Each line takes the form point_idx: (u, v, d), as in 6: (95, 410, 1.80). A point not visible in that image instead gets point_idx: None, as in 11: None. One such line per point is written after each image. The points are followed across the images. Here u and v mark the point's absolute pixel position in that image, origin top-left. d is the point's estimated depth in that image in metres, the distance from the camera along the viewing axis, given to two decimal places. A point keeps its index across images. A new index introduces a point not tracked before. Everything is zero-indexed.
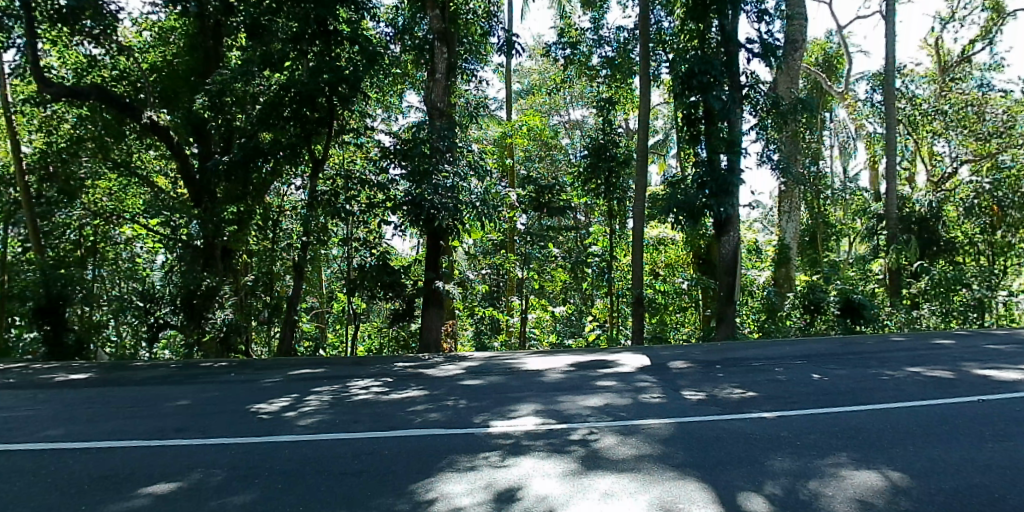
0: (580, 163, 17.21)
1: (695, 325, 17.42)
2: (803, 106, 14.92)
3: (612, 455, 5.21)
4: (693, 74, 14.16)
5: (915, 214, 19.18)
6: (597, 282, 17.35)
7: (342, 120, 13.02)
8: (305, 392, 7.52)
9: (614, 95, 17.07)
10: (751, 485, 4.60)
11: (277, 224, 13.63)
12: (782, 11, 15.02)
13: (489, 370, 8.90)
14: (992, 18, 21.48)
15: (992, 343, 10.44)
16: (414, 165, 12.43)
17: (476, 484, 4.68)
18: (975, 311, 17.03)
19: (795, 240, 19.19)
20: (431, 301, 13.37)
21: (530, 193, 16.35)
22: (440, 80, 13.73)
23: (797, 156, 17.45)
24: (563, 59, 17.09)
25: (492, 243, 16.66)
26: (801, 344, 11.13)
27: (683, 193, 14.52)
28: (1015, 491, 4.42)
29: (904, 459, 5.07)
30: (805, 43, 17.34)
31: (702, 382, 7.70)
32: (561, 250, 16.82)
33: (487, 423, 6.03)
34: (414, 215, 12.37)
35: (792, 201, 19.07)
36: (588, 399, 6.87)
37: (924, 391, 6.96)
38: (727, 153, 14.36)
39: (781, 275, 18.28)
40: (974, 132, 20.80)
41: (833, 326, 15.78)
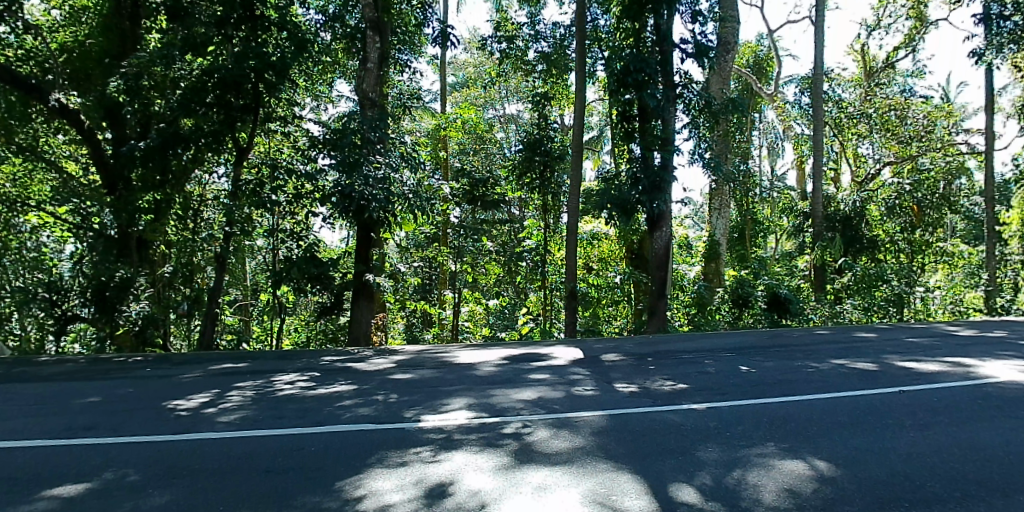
0: (512, 157, 17.48)
1: (626, 318, 17.74)
2: (734, 107, 15.25)
3: (546, 448, 5.22)
4: (628, 71, 14.28)
5: (839, 213, 19.78)
6: (530, 275, 17.50)
7: (268, 108, 12.66)
8: (227, 387, 7.28)
9: (550, 91, 17.16)
10: (680, 476, 4.68)
11: (198, 214, 13.12)
12: (715, 12, 15.33)
13: (420, 363, 8.82)
14: (915, 26, 22.53)
15: (910, 336, 10.92)
16: (343, 156, 12.09)
17: (407, 480, 4.63)
18: (894, 305, 17.80)
19: (724, 236, 19.65)
20: (361, 293, 13.10)
21: (464, 186, 16.61)
22: (371, 69, 13.31)
23: (728, 154, 17.88)
24: (498, 53, 17.03)
25: (424, 236, 16.23)
26: (726, 338, 11.38)
27: (616, 190, 14.72)
28: (936, 479, 4.63)
29: (829, 448, 5.25)
30: (736, 45, 17.86)
31: (634, 374, 7.79)
32: (496, 243, 17.14)
33: (418, 417, 5.95)
34: (345, 207, 11.92)
35: (722, 199, 19.45)
36: (520, 392, 6.86)
37: (848, 382, 7.21)
38: (660, 151, 14.61)
39: (710, 269, 18.73)
40: (897, 136, 23.09)
41: (759, 320, 16.37)
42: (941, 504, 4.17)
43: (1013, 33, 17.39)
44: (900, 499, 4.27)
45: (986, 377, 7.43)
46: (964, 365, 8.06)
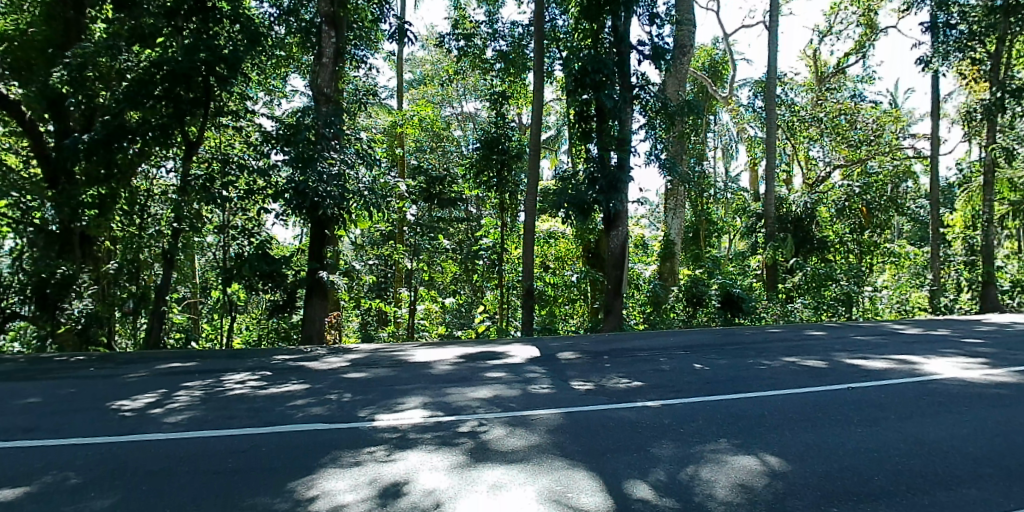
0: (471, 155, 17.51)
1: (582, 316, 17.73)
2: (690, 109, 15.49)
3: (501, 446, 5.23)
4: (586, 72, 14.46)
5: (791, 214, 20.49)
6: (487, 273, 17.60)
7: (220, 102, 12.39)
8: (175, 387, 7.12)
9: (507, 89, 17.22)
10: (635, 473, 4.73)
11: (145, 209, 12.99)
12: (672, 15, 15.54)
13: (376, 362, 8.76)
14: (866, 33, 23.29)
15: (857, 335, 11.24)
16: (298, 151, 11.98)
17: (360, 480, 4.58)
18: (843, 304, 18.13)
19: (679, 236, 20.02)
20: (314, 290, 12.86)
21: (420, 184, 16.13)
22: (326, 64, 13.18)
23: (683, 156, 18.19)
24: (456, 51, 17.03)
25: (379, 234, 15.97)
26: (680, 336, 11.55)
27: (574, 190, 14.81)
28: (882, 473, 4.76)
29: (779, 444, 5.37)
30: (692, 48, 18.23)
31: (589, 372, 7.85)
32: (452, 241, 16.72)
33: (373, 416, 5.90)
34: (298, 204, 11.79)
35: (677, 199, 19.90)
36: (476, 390, 6.85)
37: (799, 380, 7.39)
38: (617, 152, 14.71)
39: (665, 269, 19.27)
40: (847, 139, 24.20)
41: (713, 318, 16.71)
42: (887, 498, 4.30)
43: (959, 42, 18.12)
44: (847, 493, 4.38)
45: (929, 374, 7.69)
46: (908, 363, 8.33)
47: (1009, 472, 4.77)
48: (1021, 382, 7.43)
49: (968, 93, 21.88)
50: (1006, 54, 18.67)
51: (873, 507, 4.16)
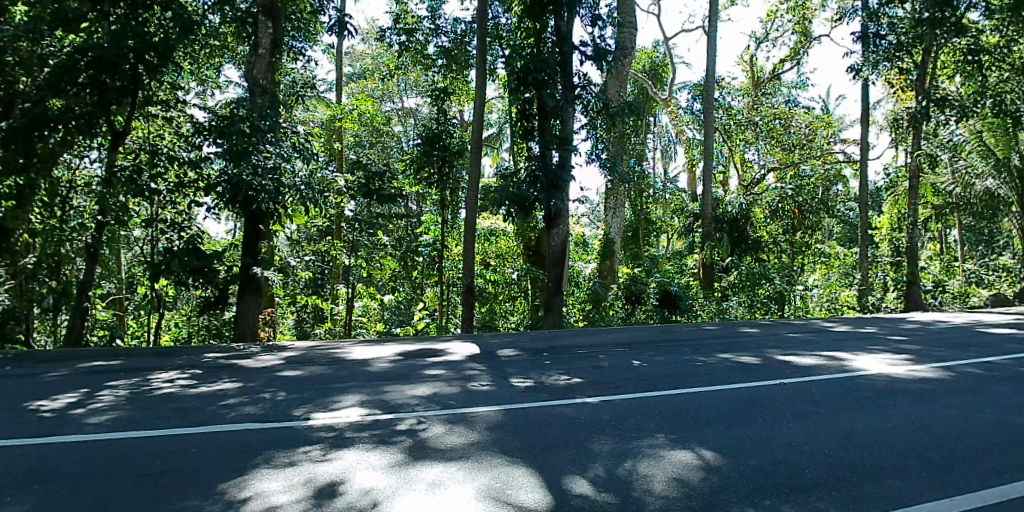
0: (411, 151, 17.26)
1: (522, 313, 17.79)
2: (630, 110, 15.68)
3: (440, 444, 5.21)
4: (529, 70, 14.54)
5: (727, 214, 20.99)
6: (428, 270, 17.79)
7: (148, 91, 11.93)
8: (98, 387, 6.84)
9: (448, 86, 17.09)
10: (574, 469, 4.78)
11: (67, 201, 12.29)
12: (614, 18, 15.80)
13: (312, 360, 8.62)
14: (800, 41, 24.30)
15: (789, 332, 11.67)
16: (231, 144, 11.61)
17: (295, 480, 4.50)
18: (776, 303, 19.05)
19: (618, 235, 20.38)
20: (247, 287, 12.69)
21: (360, 179, 15.50)
22: (263, 55, 12.88)
23: (623, 156, 18.68)
24: (397, 45, 16.80)
25: (317, 230, 15.28)
26: (619, 333, 11.73)
27: (515, 188, 14.81)
28: (812, 465, 4.94)
29: (714, 439, 5.51)
30: (633, 50, 18.58)
31: (529, 369, 7.90)
32: (391, 238, 16.71)
33: (308, 415, 5.81)
34: (232, 197, 11.52)
35: (617, 198, 20.34)
36: (414, 388, 6.81)
37: (733, 375, 7.62)
38: (558, 150, 14.92)
39: (605, 267, 19.49)
40: (781, 143, 26.12)
41: (651, 315, 17.10)
42: (817, 490, 4.46)
43: (887, 52, 19.01)
44: (780, 485, 4.54)
45: (856, 370, 8.04)
46: (837, 359, 8.68)
47: (930, 463, 5.01)
48: (940, 377, 7.84)
49: (895, 101, 23.06)
50: (930, 65, 19.71)
51: (804, 499, 4.31)
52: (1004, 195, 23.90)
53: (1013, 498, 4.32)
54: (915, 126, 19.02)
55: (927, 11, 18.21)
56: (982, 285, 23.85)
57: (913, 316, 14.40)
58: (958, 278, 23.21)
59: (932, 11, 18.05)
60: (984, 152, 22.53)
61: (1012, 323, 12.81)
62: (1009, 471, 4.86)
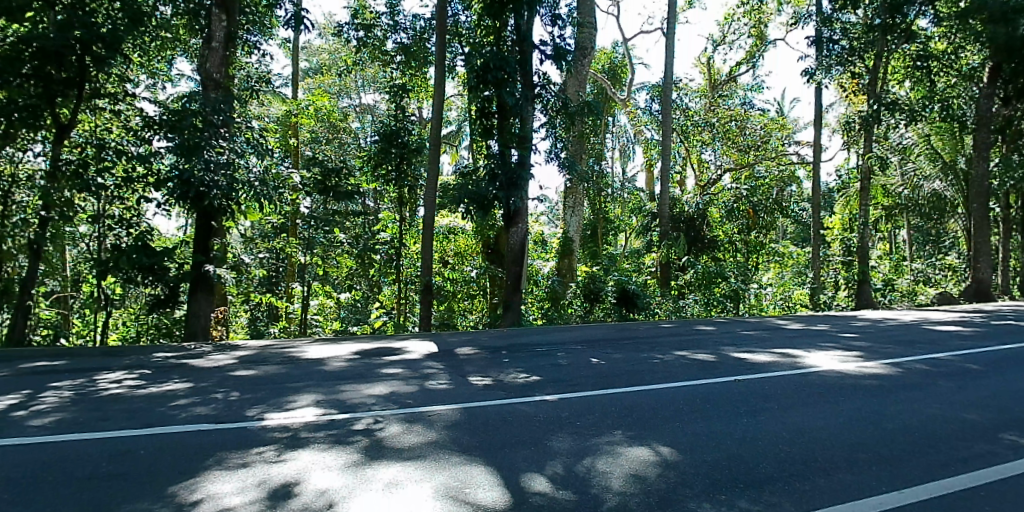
0: (369, 148, 16.99)
1: (481, 312, 18.12)
2: (590, 109, 15.83)
3: (398, 443, 5.19)
4: (489, 68, 14.45)
5: (684, 214, 21.49)
6: (385, 268, 17.97)
7: (96, 83, 11.67)
8: (39, 388, 6.61)
9: (407, 82, 16.93)
10: (532, 466, 4.81)
11: (9, 197, 11.63)
12: (574, 17, 15.89)
13: (266, 359, 8.48)
14: (756, 44, 24.94)
15: (743, 329, 11.94)
16: (182, 139, 11.37)
17: (248, 482, 4.42)
18: (731, 300, 19.39)
19: (577, 233, 20.39)
20: (199, 286, 12.23)
21: (315, 175, 15.53)
22: (217, 48, 12.47)
23: (582, 155, 18.92)
24: (355, 41, 16.56)
25: (271, 226, 15.20)
26: (578, 331, 11.82)
27: (474, 185, 14.87)
28: (765, 460, 5.06)
29: (670, 435, 5.61)
30: (592, 51, 18.70)
31: (487, 368, 7.91)
32: (349, 235, 16.73)
33: (262, 415, 5.72)
34: (182, 192, 11.28)
35: (576, 198, 20.22)
36: (371, 387, 6.77)
37: (689, 373, 7.75)
38: (518, 149, 15.00)
39: (563, 266, 19.37)
40: (737, 144, 26.89)
41: (610, 313, 17.35)
42: (770, 484, 4.56)
43: (840, 56, 19.52)
44: (735, 480, 4.64)
45: (808, 366, 8.25)
46: (790, 356, 8.91)
47: (878, 457, 5.17)
48: (888, 373, 8.10)
49: (848, 104, 23.79)
50: (881, 70, 20.30)
51: (758, 493, 4.41)
52: (950, 196, 24.84)
53: (956, 489, 4.48)
54: (866, 128, 19.33)
55: (878, 18, 18.86)
56: (928, 283, 24.79)
57: (863, 314, 14.85)
58: (906, 276, 24.03)
59: (885, 17, 18.53)
60: (931, 155, 23.37)
61: (954, 320, 13.33)
62: (953, 464, 5.04)
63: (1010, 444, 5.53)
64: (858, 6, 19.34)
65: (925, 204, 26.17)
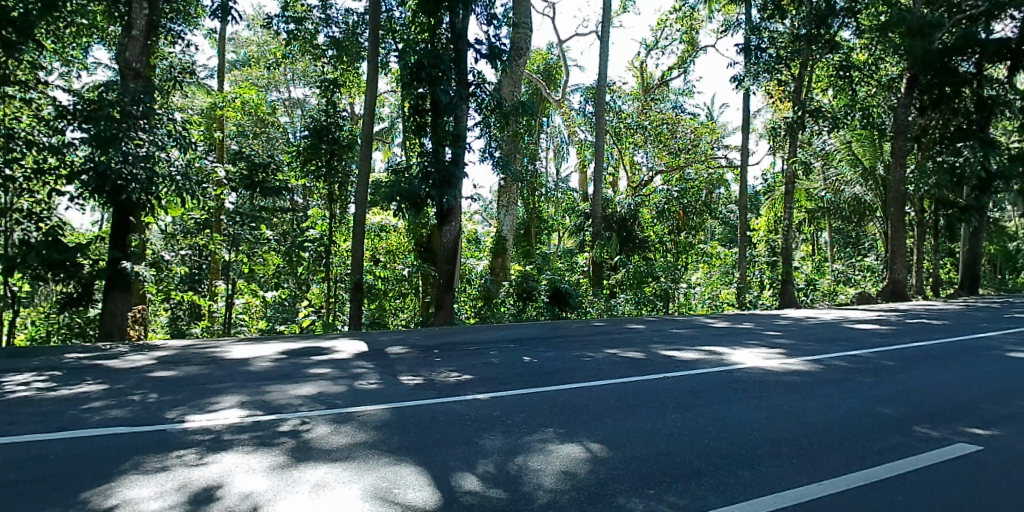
0: (297, 143, 16.50)
1: (413, 311, 17.75)
2: (524, 109, 15.97)
3: (325, 444, 5.11)
4: (423, 66, 14.47)
5: (616, 214, 22.15)
6: (314, 266, 17.10)
7: (5, 70, 11.23)
8: None
9: (339, 77, 16.64)
10: (464, 466, 4.83)
11: None
12: (510, 17, 15.97)
13: (187, 360, 8.21)
14: (687, 50, 25.76)
15: (671, 328, 12.28)
16: (99, 130, 10.80)
17: (167, 486, 4.27)
18: (661, 300, 20.02)
19: (511, 232, 20.45)
20: (114, 283, 11.74)
21: (242, 170, 14.99)
22: (137, 37, 11.98)
23: (516, 154, 19.04)
24: (285, 34, 16.11)
25: (194, 222, 15.16)
26: (510, 330, 11.92)
27: (406, 182, 14.70)
28: (691, 455, 5.23)
29: (600, 431, 5.73)
30: (528, 51, 18.84)
31: (419, 367, 7.90)
32: (275, 232, 16.14)
33: (182, 418, 5.54)
34: (97, 186, 10.71)
35: (510, 196, 20.31)
36: (298, 387, 6.65)
37: (620, 370, 7.92)
38: (452, 147, 14.96)
39: (497, 264, 19.70)
40: (668, 147, 27.73)
41: (542, 312, 17.36)
42: (697, 478, 4.72)
43: (767, 64, 20.29)
44: (663, 475, 4.78)
45: (733, 363, 8.58)
46: (715, 353, 9.23)
47: (799, 451, 5.41)
48: (808, 370, 8.49)
49: (774, 110, 24.78)
50: (805, 79, 21.19)
51: (686, 487, 4.55)
52: (868, 201, 26.27)
53: (871, 479, 4.72)
54: (791, 134, 20.20)
55: (804, 28, 19.66)
56: (847, 283, 26.19)
57: (787, 313, 15.51)
58: (828, 277, 25.19)
59: (810, 27, 19.44)
60: (852, 160, 24.53)
61: (871, 319, 14.08)
62: (868, 456, 5.32)
63: (921, 436, 5.88)
64: (785, 16, 20.20)
65: (845, 208, 27.50)
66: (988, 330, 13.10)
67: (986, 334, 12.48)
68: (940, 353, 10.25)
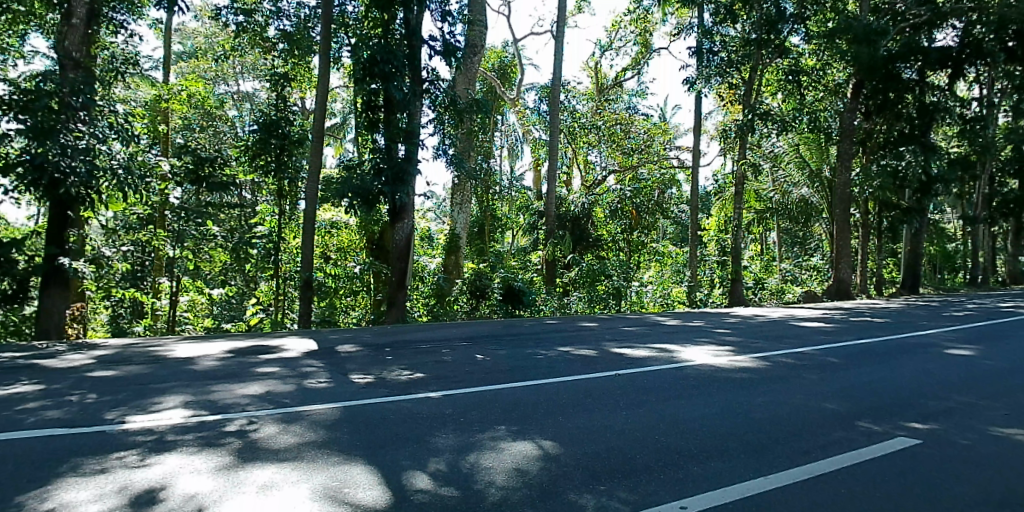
0: (245, 138, 16.08)
1: (365, 308, 17.52)
2: (478, 107, 15.94)
3: (273, 444, 5.03)
4: (376, 61, 14.40)
5: (569, 213, 22.37)
6: (262, 263, 16.47)
7: None
8: None
9: (289, 71, 16.33)
10: (416, 465, 4.82)
11: None
12: (465, 15, 15.95)
13: (128, 359, 7.96)
14: (641, 53, 26.20)
15: (623, 325, 12.46)
16: (36, 121, 10.38)
17: (106, 489, 4.13)
18: (613, 298, 20.26)
19: (465, 230, 20.63)
20: (51, 280, 11.38)
21: (187, 164, 14.99)
22: (76, 25, 11.68)
23: (470, 153, 19.04)
24: (233, 26, 15.67)
25: (135, 217, 14.74)
26: (463, 328, 11.92)
27: (358, 178, 14.58)
28: (641, 451, 5.33)
29: (552, 429, 5.79)
30: (483, 49, 19.01)
31: (370, 365, 7.84)
32: (222, 229, 15.60)
33: (122, 419, 5.38)
34: (34, 178, 10.34)
35: (463, 195, 20.47)
36: (246, 387, 6.52)
37: (572, 368, 8.01)
38: (405, 143, 14.88)
39: (450, 262, 19.70)
40: (621, 147, 28.16)
41: (495, 309, 17.39)
42: (646, 474, 4.81)
43: (719, 67, 20.75)
44: (614, 471, 4.85)
45: (683, 361, 8.76)
46: (666, 351, 9.41)
47: (745, 446, 5.57)
48: (754, 366, 8.74)
49: (725, 112, 25.36)
50: (754, 82, 21.75)
51: (636, 483, 4.63)
52: (814, 202, 27.21)
53: (813, 473, 4.90)
54: (740, 136, 20.62)
55: (755, 33, 20.09)
56: (795, 282, 26.44)
57: (735, 311, 15.90)
58: (775, 275, 25.95)
59: (761, 33, 19.89)
60: (800, 163, 25.10)
61: (816, 317, 14.55)
62: (812, 450, 5.50)
63: (864, 430, 6.11)
64: (736, 21, 20.54)
65: (793, 208, 28.81)
66: (925, 327, 13.70)
67: (922, 331, 13.07)
68: (880, 350, 10.68)
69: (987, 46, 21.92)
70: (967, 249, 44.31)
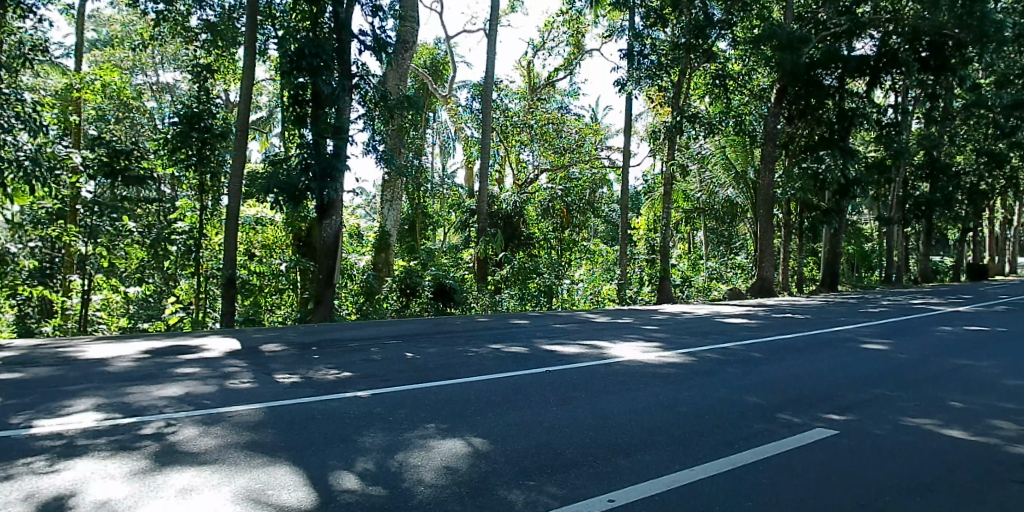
0: (165, 130, 15.16)
1: (290, 306, 17.25)
2: (408, 105, 15.81)
3: (194, 447, 4.88)
4: (303, 54, 13.99)
5: (501, 211, 22.55)
6: (182, 261, 15.87)
7: None
8: None
9: (212, 63, 15.70)
10: (343, 465, 4.78)
11: None
12: (397, 11, 15.78)
13: (33, 360, 7.53)
14: (573, 53, 26.59)
15: (553, 322, 12.64)
16: None
17: (11, 497, 3.92)
18: (544, 295, 20.70)
19: (395, 227, 20.40)
20: None
21: (100, 157, 14.08)
22: None
23: (400, 149, 18.94)
24: (151, 14, 15.02)
25: (44, 212, 14.28)
26: (392, 326, 11.84)
27: (285, 175, 14.25)
28: (568, 446, 5.46)
29: (482, 426, 5.84)
30: (414, 45, 18.89)
31: (296, 365, 7.69)
32: (139, 224, 15.15)
33: (29, 423, 5.10)
34: None
35: (394, 192, 20.19)
36: (164, 388, 6.29)
37: (503, 365, 8.11)
38: (333, 139, 14.61)
39: (380, 259, 19.52)
40: (553, 147, 28.51)
41: (426, 308, 17.41)
42: (574, 469, 4.93)
43: (649, 70, 21.26)
44: (543, 466, 4.95)
45: (611, 357, 8.99)
46: (595, 347, 9.63)
47: (670, 439, 5.78)
48: (681, 362, 9.06)
49: (654, 114, 26.06)
50: (683, 86, 22.46)
51: (564, 477, 4.75)
52: (740, 202, 28.27)
53: (733, 464, 5.14)
54: (669, 138, 21.21)
55: (683, 37, 20.75)
56: (720, 280, 27.90)
57: (663, 308, 16.39)
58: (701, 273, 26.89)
59: (688, 37, 20.64)
60: (726, 164, 26.00)
61: (740, 314, 15.15)
62: (734, 442, 5.77)
63: (784, 422, 6.45)
64: (666, 25, 21.15)
65: (718, 208, 30.00)
66: (839, 323, 14.51)
67: (835, 327, 13.84)
68: (797, 344, 11.26)
69: (902, 55, 23.33)
70: (881, 249, 47.06)
